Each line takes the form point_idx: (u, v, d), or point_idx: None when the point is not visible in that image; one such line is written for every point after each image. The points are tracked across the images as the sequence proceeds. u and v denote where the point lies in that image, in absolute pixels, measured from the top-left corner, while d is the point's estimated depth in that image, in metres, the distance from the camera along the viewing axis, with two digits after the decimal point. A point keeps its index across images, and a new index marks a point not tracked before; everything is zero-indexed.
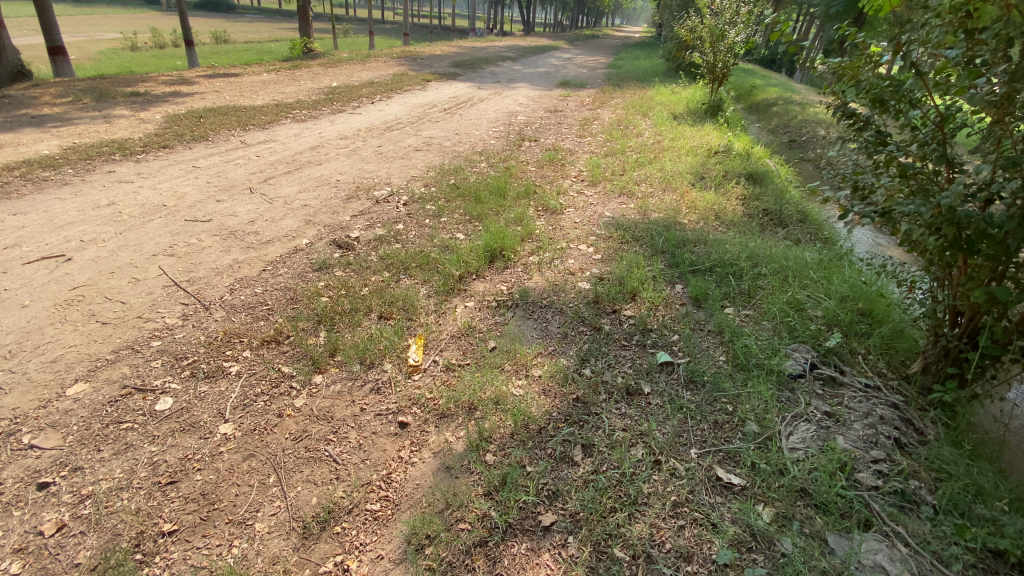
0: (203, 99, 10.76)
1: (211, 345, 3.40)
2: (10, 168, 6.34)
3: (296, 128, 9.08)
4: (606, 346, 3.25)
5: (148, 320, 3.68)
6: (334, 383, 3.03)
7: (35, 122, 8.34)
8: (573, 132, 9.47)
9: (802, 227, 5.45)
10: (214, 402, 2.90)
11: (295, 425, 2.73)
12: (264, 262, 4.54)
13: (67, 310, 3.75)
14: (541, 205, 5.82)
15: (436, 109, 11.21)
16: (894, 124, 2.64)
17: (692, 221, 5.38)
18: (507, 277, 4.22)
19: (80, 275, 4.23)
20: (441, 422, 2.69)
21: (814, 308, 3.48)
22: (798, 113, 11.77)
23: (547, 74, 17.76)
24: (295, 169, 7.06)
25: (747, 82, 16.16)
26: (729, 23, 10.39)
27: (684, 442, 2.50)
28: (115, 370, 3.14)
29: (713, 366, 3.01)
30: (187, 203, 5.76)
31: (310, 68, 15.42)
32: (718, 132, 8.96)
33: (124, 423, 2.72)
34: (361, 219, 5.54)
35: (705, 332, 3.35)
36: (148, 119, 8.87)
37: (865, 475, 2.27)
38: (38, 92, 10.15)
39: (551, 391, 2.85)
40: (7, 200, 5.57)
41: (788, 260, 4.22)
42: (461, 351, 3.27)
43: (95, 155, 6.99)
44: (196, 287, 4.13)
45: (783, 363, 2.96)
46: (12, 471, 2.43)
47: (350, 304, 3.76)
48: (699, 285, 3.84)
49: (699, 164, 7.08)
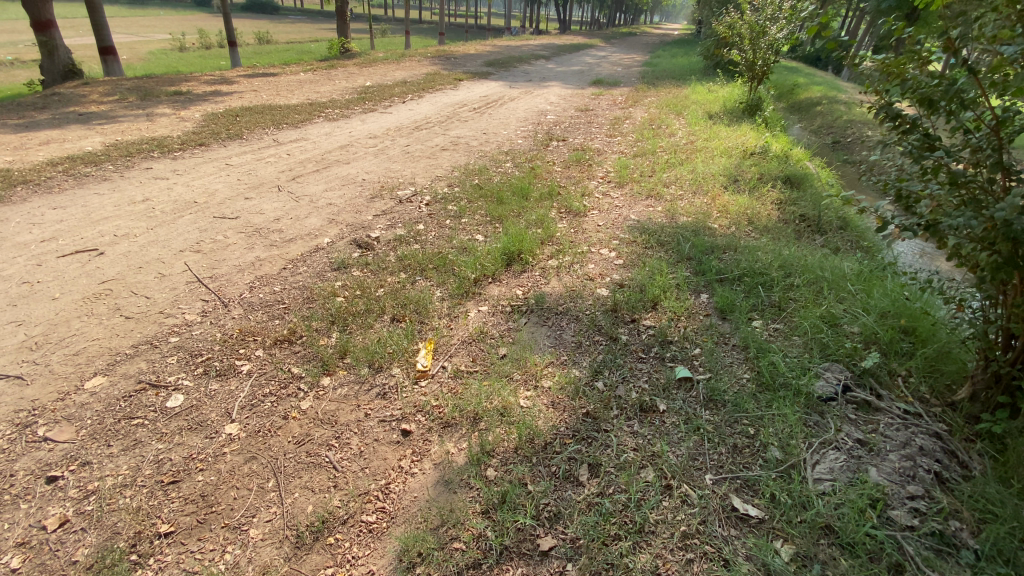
0: (241, 98, 11.07)
1: (225, 342, 3.43)
2: (55, 164, 6.64)
3: (327, 127, 9.21)
4: (621, 358, 3.11)
5: (168, 316, 3.75)
6: (341, 386, 2.99)
7: (83, 119, 8.74)
8: (603, 132, 9.27)
9: (842, 234, 5.15)
10: (223, 401, 2.92)
11: (298, 429, 2.70)
12: (285, 260, 4.58)
13: (94, 303, 3.88)
14: (564, 207, 5.68)
15: (466, 108, 11.20)
16: (945, 127, 2.40)
17: (722, 225, 5.14)
18: (524, 281, 4.12)
19: (110, 269, 4.37)
20: (445, 432, 2.61)
21: (850, 324, 3.23)
22: (843, 113, 11.19)
23: (580, 73, 17.53)
24: (323, 167, 7.15)
25: (790, 80, 15.51)
26: (771, 19, 9.95)
27: (699, 466, 2.33)
28: (132, 365, 3.23)
29: (736, 384, 2.82)
30: (217, 200, 5.89)
31: (345, 67, 15.68)
32: (755, 133, 8.60)
33: (135, 419, 2.80)
34: (383, 219, 5.53)
35: (729, 347, 3.16)
36: (187, 118, 9.17)
37: (900, 513, 2.06)
38: (87, 90, 10.65)
39: (560, 404, 2.73)
40: (51, 195, 5.84)
41: (824, 270, 3.95)
42: (470, 357, 3.19)
43: (135, 152, 7.26)
44: (217, 283, 4.20)
45: (813, 384, 2.74)
46: (25, 463, 2.54)
47: (364, 305, 3.73)
48: (725, 296, 3.63)
49: (733, 166, 6.78)
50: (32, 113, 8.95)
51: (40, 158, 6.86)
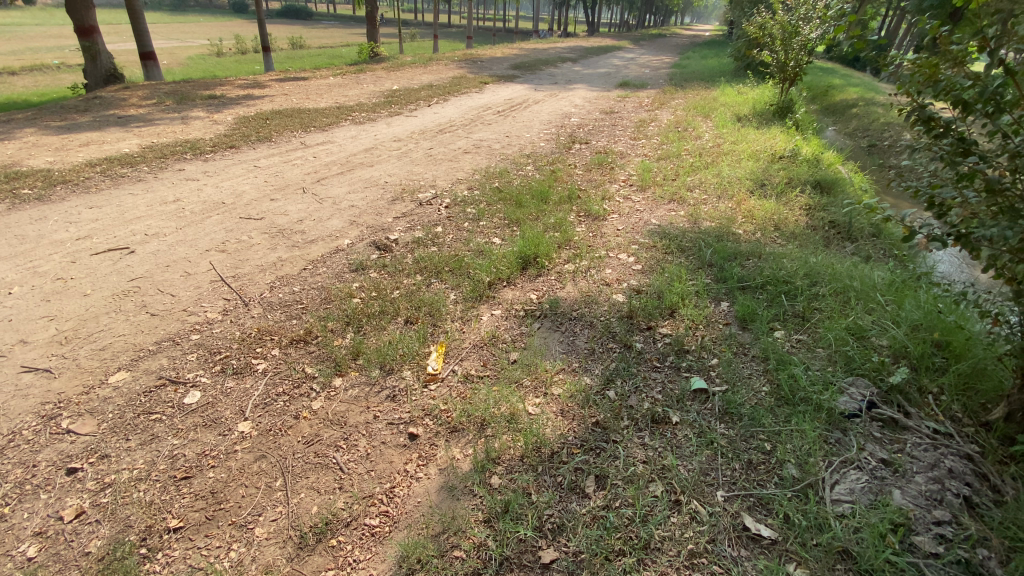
0: (272, 101, 11.36)
1: (244, 341, 3.50)
2: (94, 165, 6.94)
3: (353, 130, 9.37)
4: (635, 367, 3.04)
5: (191, 313, 3.86)
6: (352, 388, 3.00)
7: (122, 122, 9.11)
8: (627, 135, 9.15)
9: (875, 242, 4.94)
10: (237, 399, 2.98)
11: (308, 429, 2.73)
12: (306, 261, 4.66)
13: (122, 300, 4.03)
14: (584, 211, 5.62)
15: (490, 111, 11.22)
16: (983, 130, 2.28)
17: (747, 231, 4.99)
18: (539, 285, 4.08)
19: (139, 266, 4.54)
20: (451, 437, 2.59)
21: (878, 337, 3.08)
22: (880, 115, 10.78)
23: (607, 75, 17.37)
24: (347, 170, 7.26)
25: (825, 81, 15.02)
26: (803, 18, 9.66)
27: (711, 482, 2.25)
28: (155, 361, 3.34)
29: (754, 397, 2.72)
30: (243, 201, 6.05)
31: (373, 71, 15.94)
32: (785, 136, 8.34)
33: (153, 414, 2.90)
34: (402, 221, 5.58)
35: (748, 358, 3.05)
36: (220, 121, 9.46)
37: (924, 539, 1.95)
38: (128, 94, 11.11)
39: (569, 412, 2.69)
40: (89, 195, 6.11)
41: (852, 279, 3.79)
42: (481, 362, 3.17)
43: (169, 154, 7.52)
44: (239, 282, 4.30)
45: (835, 399, 2.62)
46: (49, 454, 2.68)
47: (379, 306, 3.75)
48: (746, 304, 3.51)
49: (760, 170, 6.59)
50: (76, 115, 9.38)
51: (81, 159, 7.18)
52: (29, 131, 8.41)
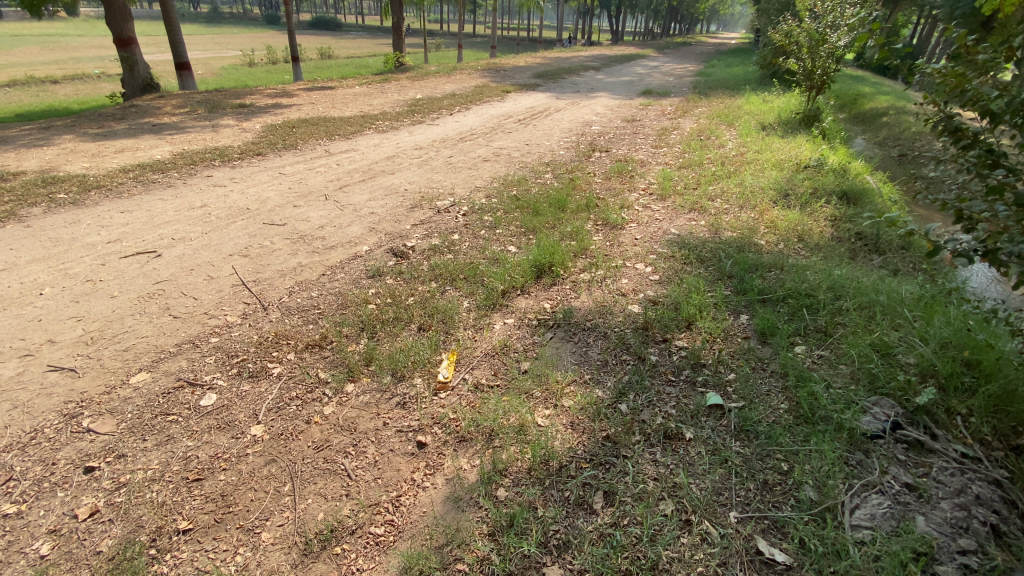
0: (298, 110, 11.64)
1: (261, 344, 3.55)
2: (127, 171, 7.21)
3: (376, 138, 9.52)
4: (648, 380, 2.98)
5: (211, 316, 3.95)
6: (363, 394, 3.01)
7: (156, 130, 9.45)
8: (648, 143, 9.07)
9: (904, 255, 4.78)
10: (251, 402, 3.03)
11: (318, 434, 2.74)
12: (324, 266, 4.73)
13: (147, 302, 4.16)
14: (601, 219, 5.58)
15: (512, 119, 11.27)
16: (1015, 142, 2.18)
17: (769, 242, 4.88)
18: (553, 294, 4.06)
19: (164, 270, 4.67)
20: (459, 447, 2.58)
21: (905, 354, 2.96)
22: (912, 124, 10.48)
23: (629, 83, 17.28)
24: (369, 177, 7.37)
25: (854, 89, 14.65)
26: (832, 26, 9.46)
27: (723, 502, 2.18)
28: (175, 362, 3.42)
29: (772, 414, 2.62)
30: (267, 207, 6.19)
31: (398, 81, 16.22)
32: (811, 144, 8.16)
33: (170, 416, 2.97)
34: (420, 228, 5.62)
35: (767, 373, 2.96)
36: (248, 129, 9.73)
37: (949, 570, 1.85)
38: (163, 103, 11.53)
39: (579, 425, 2.64)
40: (121, 199, 6.33)
41: (879, 293, 3.65)
42: (492, 371, 3.15)
43: (198, 160, 7.76)
44: (259, 287, 4.38)
45: (858, 419, 2.52)
46: (70, 452, 2.77)
47: (394, 313, 3.78)
48: (766, 318, 3.41)
49: (784, 179, 6.44)
50: (113, 123, 9.76)
51: (115, 165, 7.45)
52: (69, 138, 8.78)
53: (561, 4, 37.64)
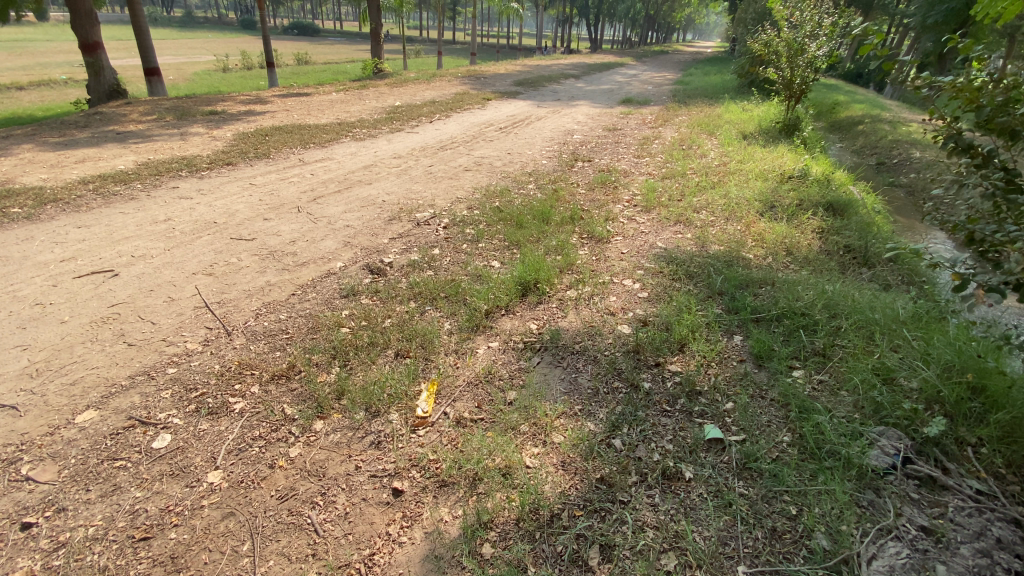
0: (272, 117, 11.29)
1: (223, 376, 3.27)
2: (87, 182, 6.80)
3: (353, 147, 9.24)
4: (642, 411, 2.79)
5: (170, 344, 3.64)
6: (334, 432, 2.76)
7: (120, 138, 9.02)
8: (631, 153, 8.98)
9: (893, 268, 4.72)
10: (209, 443, 2.75)
11: (283, 481, 2.49)
12: (295, 285, 4.45)
13: (101, 328, 3.83)
14: (587, 232, 5.41)
15: (493, 127, 11.11)
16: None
17: (758, 255, 4.77)
18: (539, 314, 3.86)
19: (121, 291, 4.33)
20: (439, 493, 2.35)
21: (908, 379, 2.84)
22: (888, 132, 10.62)
23: (610, 92, 17.30)
24: (345, 188, 7.09)
25: (830, 98, 14.86)
26: (810, 36, 9.54)
27: (731, 554, 2.00)
28: (126, 398, 3.12)
29: (775, 449, 2.46)
30: (236, 221, 5.88)
31: (376, 87, 15.93)
32: (793, 154, 8.16)
33: (118, 461, 2.67)
34: (398, 242, 5.38)
35: (766, 401, 2.80)
36: (219, 137, 9.36)
37: None
38: (129, 110, 11.07)
39: (571, 465, 2.44)
40: (78, 213, 5.94)
41: (874, 311, 3.55)
42: (475, 403, 2.93)
43: (164, 171, 7.39)
44: (224, 309, 4.08)
45: (866, 454, 2.37)
46: (2, 506, 2.46)
47: (369, 337, 3.52)
48: (762, 339, 3.27)
49: (769, 190, 6.38)
50: (74, 131, 9.30)
51: (74, 176, 7.04)
52: (26, 147, 8.31)
53: (541, 12, 37.78)
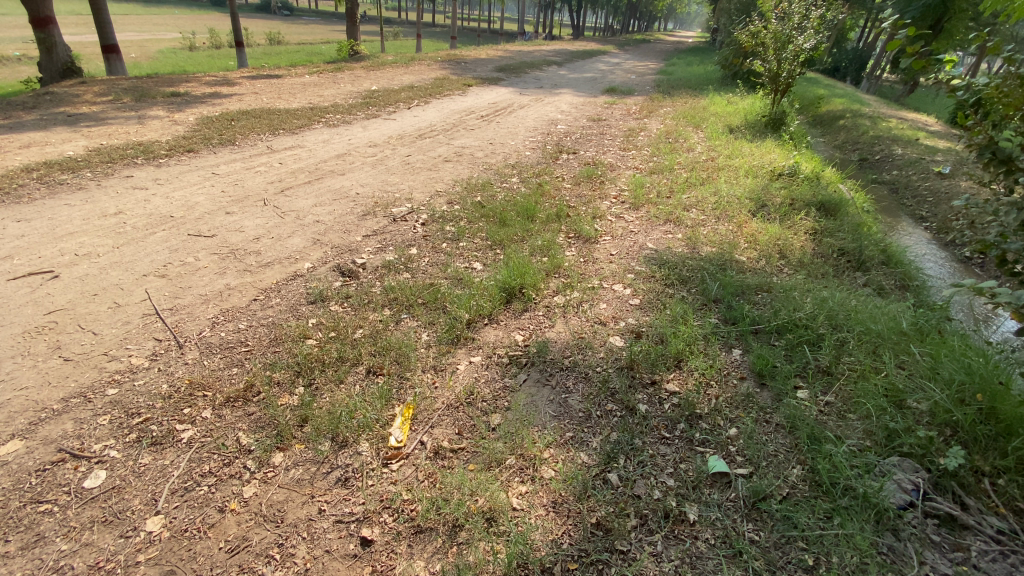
0: (240, 100, 10.65)
1: (171, 398, 2.91)
2: (30, 170, 6.22)
3: (326, 134, 8.74)
4: (640, 438, 2.55)
5: (113, 359, 3.25)
6: (295, 467, 2.44)
7: (70, 121, 8.34)
8: (616, 145, 8.73)
9: (887, 272, 4.59)
10: (151, 482, 2.41)
11: (234, 529, 2.17)
12: (258, 289, 4.07)
13: (34, 339, 3.41)
14: (574, 231, 5.15)
15: (474, 115, 10.71)
16: None
17: (751, 258, 4.58)
18: (525, 323, 3.59)
19: (61, 296, 3.89)
20: (415, 543, 2.08)
21: (918, 401, 2.63)
22: (870, 127, 10.59)
23: (593, 80, 16.98)
24: (316, 179, 6.65)
25: (812, 91, 14.80)
26: (797, 28, 9.29)
27: None
28: (57, 426, 2.74)
29: (785, 486, 2.25)
30: (196, 214, 5.42)
31: (353, 70, 15.29)
32: (781, 150, 8.01)
33: (43, 504, 2.32)
34: (372, 240, 5.02)
35: (772, 427, 2.59)
36: (181, 121, 8.75)
37: None
38: (83, 90, 10.30)
39: (563, 507, 2.20)
40: (18, 205, 5.40)
41: (877, 321, 3.36)
42: (456, 429, 2.65)
43: (118, 158, 6.82)
44: (176, 317, 3.69)
45: (884, 490, 2.17)
46: None
47: (338, 352, 3.20)
48: (763, 355, 3.06)
49: (760, 188, 6.19)
50: (21, 112, 8.57)
51: (16, 163, 6.44)
52: None
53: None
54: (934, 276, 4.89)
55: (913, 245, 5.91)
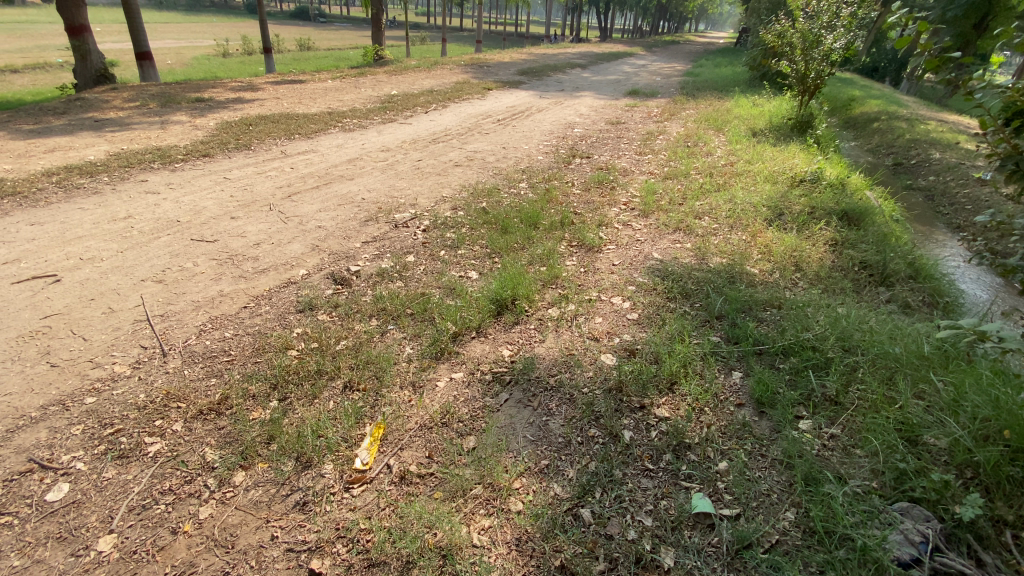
0: (261, 105, 10.81)
1: (145, 408, 2.87)
2: (51, 174, 6.41)
3: (341, 138, 8.76)
4: (620, 469, 2.37)
5: (96, 366, 3.24)
6: (255, 488, 2.35)
7: (96, 126, 8.60)
8: (632, 149, 8.48)
9: (914, 287, 4.25)
10: (110, 498, 2.35)
11: (183, 553, 2.09)
12: (248, 297, 4.02)
13: (25, 344, 3.43)
14: (577, 239, 4.96)
15: (490, 119, 10.58)
16: None
17: (763, 270, 4.31)
18: (514, 338, 3.42)
19: (59, 300, 3.94)
20: None
21: (936, 437, 2.36)
22: (906, 130, 10.01)
23: (616, 82, 16.65)
24: (323, 184, 6.64)
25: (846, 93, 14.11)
26: (827, 26, 8.83)
27: None
28: (31, 434, 2.71)
29: (774, 532, 2.04)
30: (201, 219, 5.46)
31: (375, 75, 15.45)
32: (806, 155, 7.62)
33: (3, 517, 2.28)
34: (370, 247, 4.94)
35: (766, 463, 2.36)
36: (200, 126, 8.92)
37: None
38: (112, 96, 10.65)
39: (527, 545, 2.05)
40: (34, 209, 5.55)
41: (896, 344, 3.06)
42: (426, 452, 2.52)
43: (135, 162, 6.97)
44: (166, 324, 3.68)
45: (887, 541, 1.92)
46: None
47: (316, 366, 3.10)
48: (765, 380, 2.82)
49: (778, 195, 5.88)
50: (50, 118, 8.87)
51: (38, 167, 6.64)
52: None
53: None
54: (968, 293, 4.51)
55: (947, 258, 5.50)
